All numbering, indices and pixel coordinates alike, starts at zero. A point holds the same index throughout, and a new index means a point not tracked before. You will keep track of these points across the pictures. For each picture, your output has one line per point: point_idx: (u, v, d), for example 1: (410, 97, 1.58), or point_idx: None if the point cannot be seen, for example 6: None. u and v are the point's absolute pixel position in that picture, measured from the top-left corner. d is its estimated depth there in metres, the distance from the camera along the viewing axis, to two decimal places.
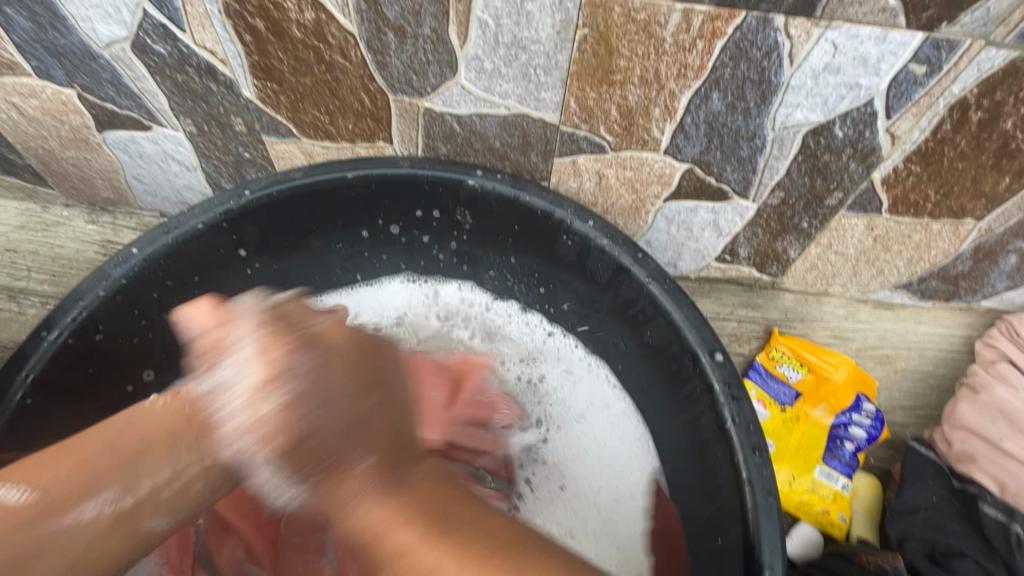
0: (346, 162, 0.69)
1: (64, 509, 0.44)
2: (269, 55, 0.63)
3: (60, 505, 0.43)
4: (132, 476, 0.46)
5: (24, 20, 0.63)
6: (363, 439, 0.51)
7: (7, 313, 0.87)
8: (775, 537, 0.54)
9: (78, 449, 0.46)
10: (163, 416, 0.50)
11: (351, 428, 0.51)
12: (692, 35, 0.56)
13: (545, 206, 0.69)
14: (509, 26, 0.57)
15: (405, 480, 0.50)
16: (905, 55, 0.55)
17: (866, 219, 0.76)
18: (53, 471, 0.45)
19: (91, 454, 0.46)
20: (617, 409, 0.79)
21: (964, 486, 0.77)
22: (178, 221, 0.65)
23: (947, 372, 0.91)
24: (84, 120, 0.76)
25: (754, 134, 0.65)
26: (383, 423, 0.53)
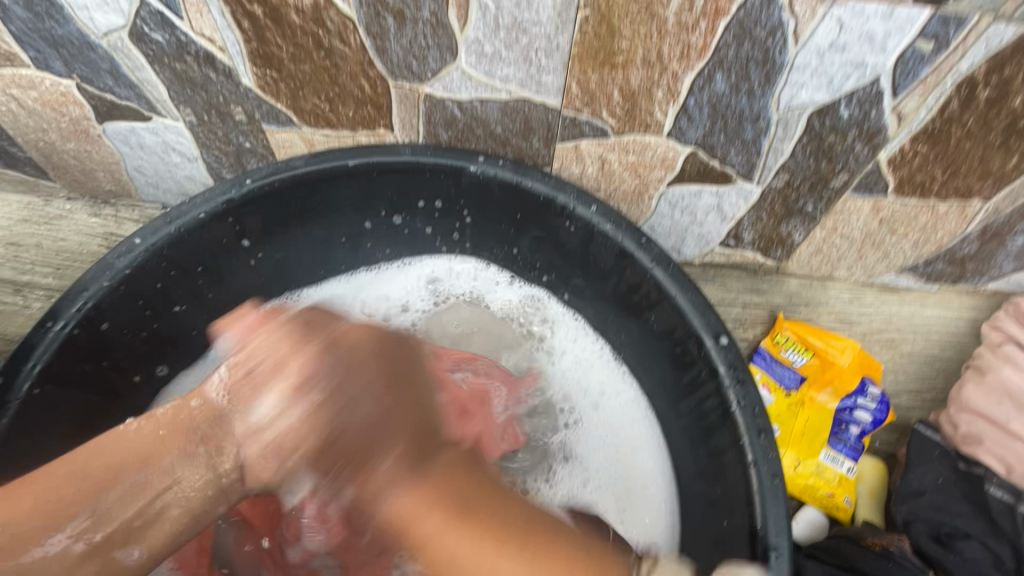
0: (347, 150, 0.69)
1: (36, 539, 0.44)
2: (268, 42, 0.63)
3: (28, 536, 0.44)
4: (103, 505, 0.46)
5: (22, 10, 0.63)
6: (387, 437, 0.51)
7: (11, 307, 0.88)
8: (781, 518, 0.55)
9: (42, 478, 0.46)
10: (138, 440, 0.49)
11: (374, 424, 0.51)
12: (695, 14, 0.55)
13: (548, 191, 0.69)
14: (509, 8, 0.56)
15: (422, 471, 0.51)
16: (912, 32, 0.54)
17: (872, 201, 0.75)
18: (17, 500, 0.45)
19: (53, 481, 0.46)
20: (627, 398, 0.78)
21: (969, 469, 0.77)
22: (180, 211, 0.65)
23: (953, 355, 0.90)
24: (83, 111, 0.75)
25: (758, 115, 0.65)
26: (408, 412, 0.54)
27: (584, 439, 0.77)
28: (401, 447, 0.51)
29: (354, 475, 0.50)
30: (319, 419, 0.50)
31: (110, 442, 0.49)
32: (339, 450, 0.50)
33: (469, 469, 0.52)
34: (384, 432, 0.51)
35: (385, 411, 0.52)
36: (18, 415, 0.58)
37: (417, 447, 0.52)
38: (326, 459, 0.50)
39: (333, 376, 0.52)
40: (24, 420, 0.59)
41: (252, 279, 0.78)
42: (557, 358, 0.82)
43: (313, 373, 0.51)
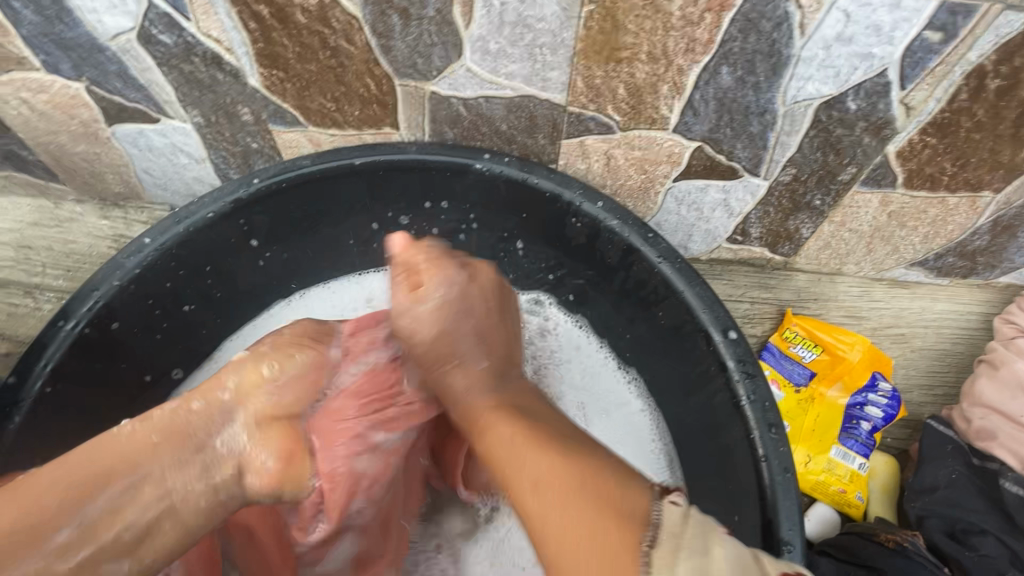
0: (353, 148, 0.69)
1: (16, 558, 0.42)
2: (274, 42, 0.63)
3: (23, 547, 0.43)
4: (110, 512, 0.46)
5: (32, 14, 0.63)
6: (474, 335, 0.60)
7: (24, 308, 0.88)
8: (793, 513, 0.54)
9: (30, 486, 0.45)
10: (130, 444, 0.49)
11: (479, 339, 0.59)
12: (701, 8, 0.55)
13: (554, 188, 0.69)
14: (514, 5, 0.56)
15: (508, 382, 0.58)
16: (920, 22, 0.54)
17: (880, 194, 0.75)
18: (7, 509, 0.44)
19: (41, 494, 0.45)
20: (639, 403, 0.79)
21: (983, 464, 0.77)
22: (189, 211, 0.66)
23: (965, 349, 0.89)
24: (93, 114, 0.76)
25: (765, 109, 0.64)
26: (504, 336, 0.62)
27: None
28: (491, 358, 0.59)
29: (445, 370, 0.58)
30: (443, 317, 0.59)
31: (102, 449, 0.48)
32: (438, 349, 0.59)
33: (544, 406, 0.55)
34: (483, 345, 0.59)
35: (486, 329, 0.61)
36: (31, 415, 0.59)
37: (504, 365, 0.59)
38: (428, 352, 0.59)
39: (455, 290, 0.61)
40: (37, 419, 0.59)
41: (260, 278, 0.78)
42: (566, 363, 0.82)
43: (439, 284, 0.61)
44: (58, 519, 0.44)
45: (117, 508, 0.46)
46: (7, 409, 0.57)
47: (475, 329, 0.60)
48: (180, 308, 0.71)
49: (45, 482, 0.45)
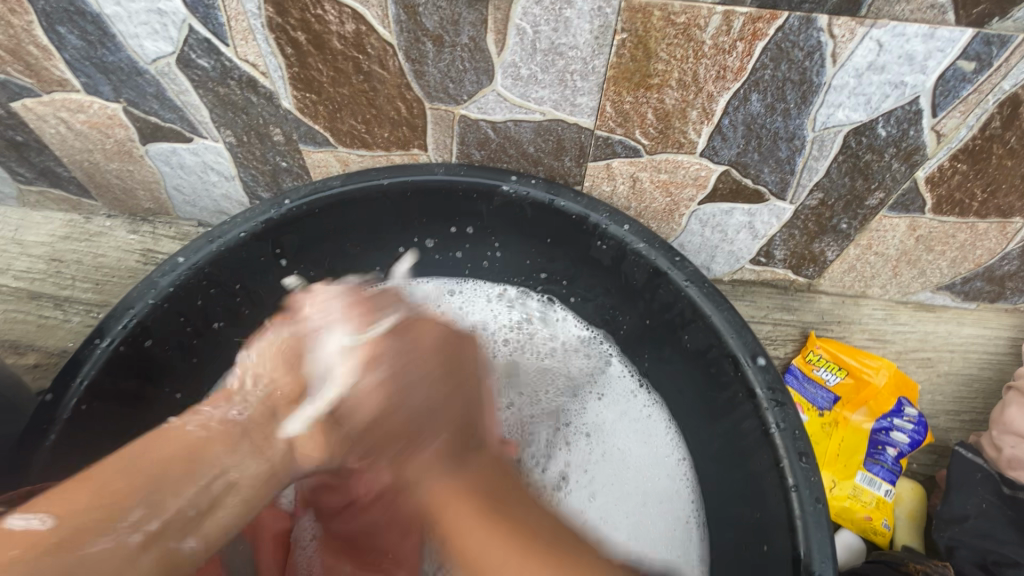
0: (383, 170, 0.70)
1: (88, 536, 0.39)
2: (309, 66, 0.64)
3: (84, 531, 0.39)
4: (155, 496, 0.43)
5: (76, 38, 0.65)
6: (435, 425, 0.52)
7: (53, 321, 0.89)
8: (825, 545, 0.53)
9: (95, 475, 0.43)
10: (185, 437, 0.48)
11: (432, 409, 0.53)
12: (733, 37, 0.55)
13: (580, 210, 0.69)
14: (547, 33, 0.57)
15: (472, 459, 0.52)
16: (954, 52, 0.54)
17: (908, 219, 0.74)
18: (75, 494, 0.41)
19: (110, 479, 0.43)
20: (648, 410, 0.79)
21: (1014, 493, 0.75)
22: (222, 231, 0.67)
23: (993, 375, 0.88)
24: (128, 133, 0.78)
25: (794, 135, 0.65)
26: (452, 408, 0.54)
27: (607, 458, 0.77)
28: (444, 435, 0.52)
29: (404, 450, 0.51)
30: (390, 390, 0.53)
31: (162, 442, 0.47)
32: (393, 425, 0.52)
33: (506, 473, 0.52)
34: (435, 418, 0.52)
35: (440, 400, 0.53)
36: (66, 432, 0.59)
37: (457, 439, 0.52)
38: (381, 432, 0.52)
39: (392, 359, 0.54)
40: (71, 436, 0.60)
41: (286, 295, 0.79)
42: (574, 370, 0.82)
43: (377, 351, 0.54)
44: (125, 498, 0.42)
45: (161, 492, 0.43)
46: (42, 426, 0.58)
47: (427, 401, 0.53)
48: (209, 326, 0.72)
49: (101, 478, 0.43)
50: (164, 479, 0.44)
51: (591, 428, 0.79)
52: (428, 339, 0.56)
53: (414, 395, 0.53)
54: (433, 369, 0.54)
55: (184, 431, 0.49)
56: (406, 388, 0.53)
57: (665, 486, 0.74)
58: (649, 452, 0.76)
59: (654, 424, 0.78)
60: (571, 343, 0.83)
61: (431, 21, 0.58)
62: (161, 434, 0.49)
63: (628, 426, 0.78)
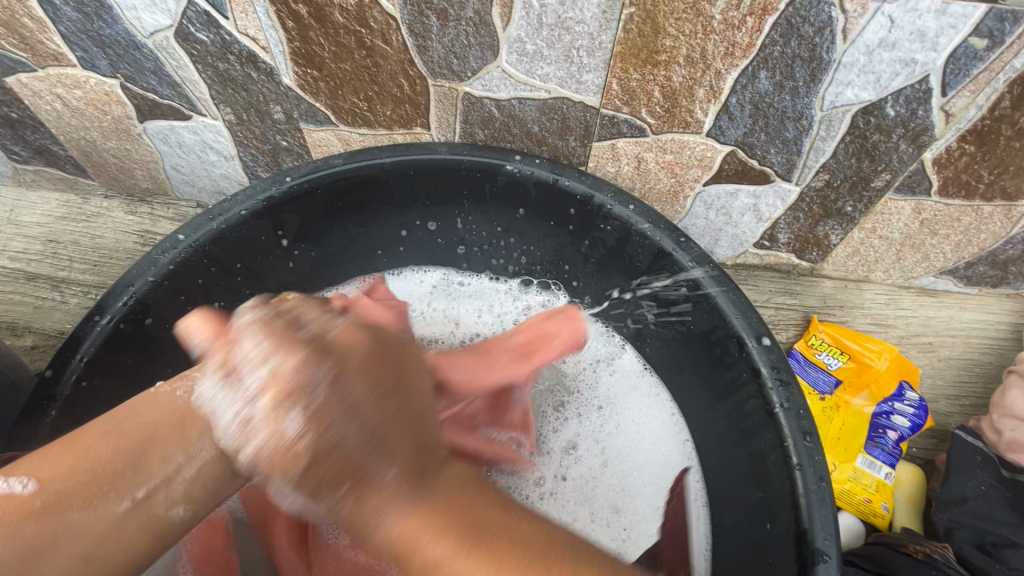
0: (385, 148, 0.69)
1: (66, 505, 0.40)
2: (310, 41, 0.63)
3: (63, 498, 0.40)
4: (142, 466, 0.43)
5: (71, 11, 0.64)
6: (387, 445, 0.41)
7: (50, 302, 0.88)
8: (828, 522, 0.53)
9: (82, 444, 0.43)
10: (174, 402, 0.46)
11: (376, 436, 0.41)
12: (743, 12, 0.54)
13: (585, 190, 0.69)
14: (554, 6, 0.56)
15: (429, 483, 0.43)
16: (966, 29, 0.53)
17: (913, 202, 0.74)
18: (58, 459, 0.42)
19: (93, 445, 0.43)
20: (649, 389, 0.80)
21: (1013, 476, 0.76)
22: (222, 208, 0.66)
23: (994, 360, 0.88)
24: (125, 110, 0.77)
25: (801, 114, 0.64)
26: (409, 424, 0.43)
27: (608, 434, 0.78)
28: (402, 457, 0.42)
29: (349, 492, 0.40)
30: (319, 416, 0.39)
31: (148, 408, 0.46)
32: (333, 464, 0.39)
33: (480, 481, 0.46)
34: (382, 443, 0.41)
35: (382, 423, 0.42)
36: (67, 409, 0.59)
37: (419, 456, 0.43)
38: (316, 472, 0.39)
39: (323, 386, 0.39)
40: (72, 413, 0.60)
41: (288, 275, 0.78)
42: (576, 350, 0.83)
43: (300, 378, 0.39)
44: (107, 466, 0.42)
45: (148, 461, 0.43)
46: (42, 403, 0.58)
47: (366, 427, 0.40)
48: (210, 306, 0.72)
49: (89, 443, 0.43)
50: (152, 443, 0.44)
51: (599, 401, 0.80)
52: (335, 321, 0.44)
53: (350, 424, 0.40)
54: (375, 363, 0.43)
55: (172, 397, 0.46)
56: (345, 417, 0.40)
57: (670, 466, 0.75)
58: (650, 429, 0.78)
59: (661, 405, 0.79)
60: (588, 327, 0.83)
61: None
62: (151, 399, 0.47)
63: (628, 404, 0.80)
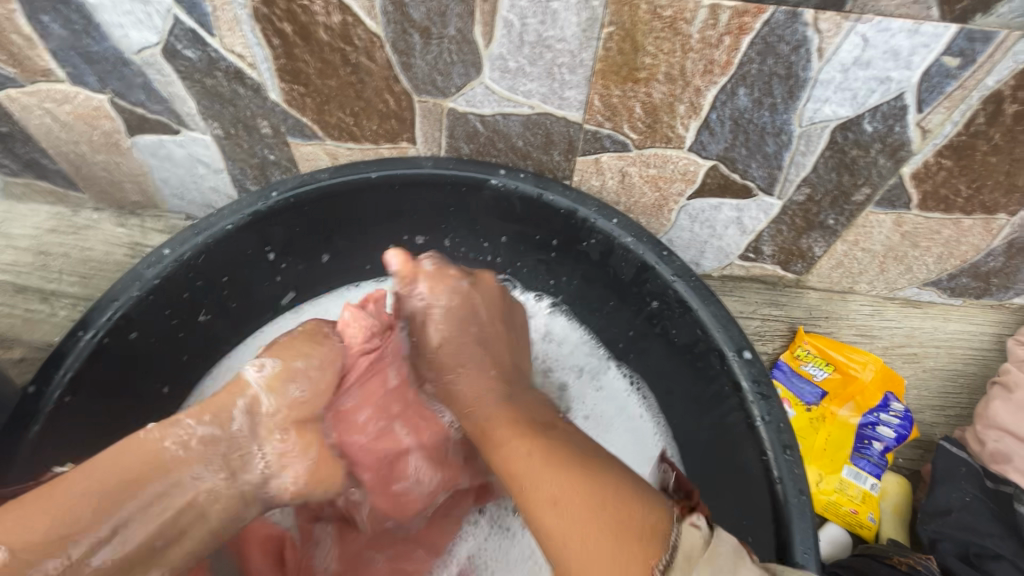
0: (371, 163, 0.70)
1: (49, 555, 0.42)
2: (296, 58, 0.64)
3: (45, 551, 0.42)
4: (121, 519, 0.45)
5: (59, 28, 0.65)
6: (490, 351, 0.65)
7: (39, 315, 0.88)
8: (808, 536, 0.54)
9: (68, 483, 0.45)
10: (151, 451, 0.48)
11: (485, 341, 0.65)
12: (719, 31, 0.55)
13: (568, 204, 0.69)
14: (534, 25, 0.57)
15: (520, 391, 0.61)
16: (938, 48, 0.54)
17: (894, 215, 0.75)
18: (34, 514, 0.43)
19: (72, 501, 0.44)
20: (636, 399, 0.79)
21: (997, 487, 0.76)
22: (208, 223, 0.66)
23: (978, 371, 0.89)
24: (114, 125, 0.77)
25: (781, 130, 0.65)
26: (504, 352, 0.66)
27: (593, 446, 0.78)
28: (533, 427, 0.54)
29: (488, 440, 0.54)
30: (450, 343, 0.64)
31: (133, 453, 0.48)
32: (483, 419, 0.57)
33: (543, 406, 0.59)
34: (488, 347, 0.65)
35: (486, 336, 0.66)
36: (49, 424, 0.59)
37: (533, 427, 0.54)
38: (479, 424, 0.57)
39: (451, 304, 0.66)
40: (55, 427, 0.60)
41: (276, 288, 0.79)
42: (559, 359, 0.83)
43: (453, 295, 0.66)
44: (89, 521, 0.44)
45: (127, 517, 0.45)
46: (25, 419, 0.57)
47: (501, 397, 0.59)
48: (195, 319, 0.72)
49: (67, 495, 0.44)
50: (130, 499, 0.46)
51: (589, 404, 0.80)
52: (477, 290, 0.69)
53: (484, 365, 0.63)
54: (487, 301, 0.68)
55: (156, 447, 0.48)
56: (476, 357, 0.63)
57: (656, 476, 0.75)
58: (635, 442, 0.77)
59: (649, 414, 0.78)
60: (574, 336, 0.84)
61: (418, 13, 0.58)
62: (135, 442, 0.48)
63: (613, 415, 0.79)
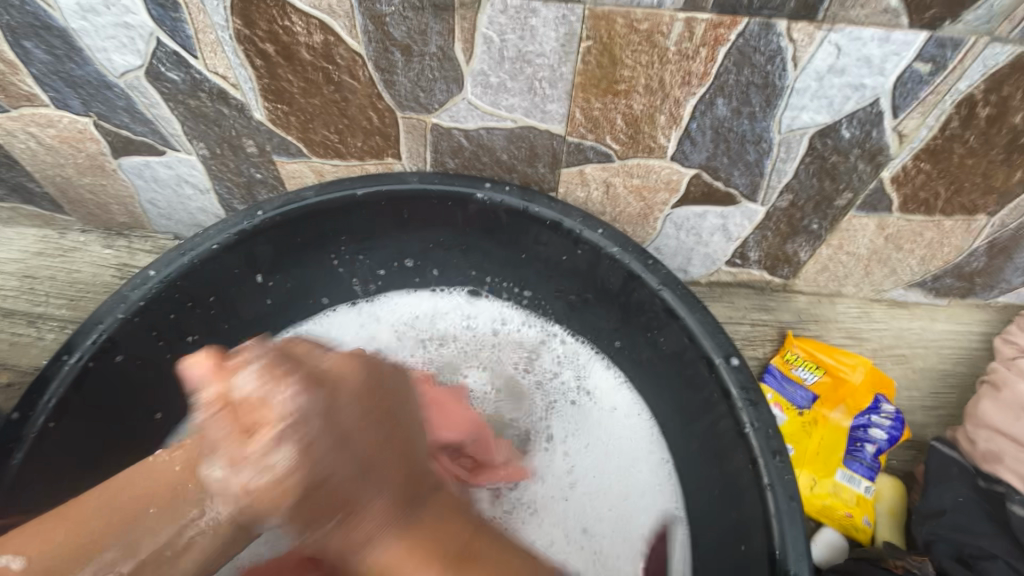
0: (356, 179, 0.70)
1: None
2: (279, 78, 0.65)
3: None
4: (132, 538, 0.46)
5: (42, 53, 0.65)
6: (382, 471, 0.45)
7: (26, 338, 0.88)
8: (800, 542, 0.54)
9: (74, 513, 0.47)
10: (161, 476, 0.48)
11: (368, 464, 0.44)
12: (696, 43, 0.56)
13: (554, 216, 0.70)
14: (514, 41, 0.58)
15: (416, 515, 0.47)
16: (909, 54, 0.55)
17: (877, 218, 0.75)
18: (53, 531, 0.45)
19: (87, 517, 0.46)
20: (626, 410, 0.79)
21: (990, 486, 0.75)
22: (193, 243, 0.67)
23: (967, 370, 0.89)
24: (99, 147, 0.78)
25: (760, 138, 0.66)
26: (393, 449, 0.46)
27: (579, 439, 0.78)
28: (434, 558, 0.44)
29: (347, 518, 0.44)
30: (313, 453, 0.40)
31: (144, 477, 0.49)
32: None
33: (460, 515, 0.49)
34: (375, 473, 0.45)
35: (362, 445, 0.44)
36: (33, 450, 0.58)
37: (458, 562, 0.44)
38: (311, 504, 0.42)
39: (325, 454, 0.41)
40: (37, 455, 0.59)
41: (264, 308, 0.79)
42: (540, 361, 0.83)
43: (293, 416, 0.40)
44: (101, 538, 0.45)
45: (137, 535, 0.46)
46: (10, 445, 0.57)
47: (354, 461, 0.43)
48: (183, 339, 0.72)
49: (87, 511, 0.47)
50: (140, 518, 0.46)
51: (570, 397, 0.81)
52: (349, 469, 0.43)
53: (340, 459, 0.42)
54: (356, 398, 0.44)
55: (167, 469, 0.49)
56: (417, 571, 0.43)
57: (642, 478, 0.75)
58: (623, 447, 0.77)
59: (639, 425, 0.78)
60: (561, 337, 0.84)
61: (399, 31, 0.59)
62: (146, 467, 0.50)
63: (598, 422, 0.79)
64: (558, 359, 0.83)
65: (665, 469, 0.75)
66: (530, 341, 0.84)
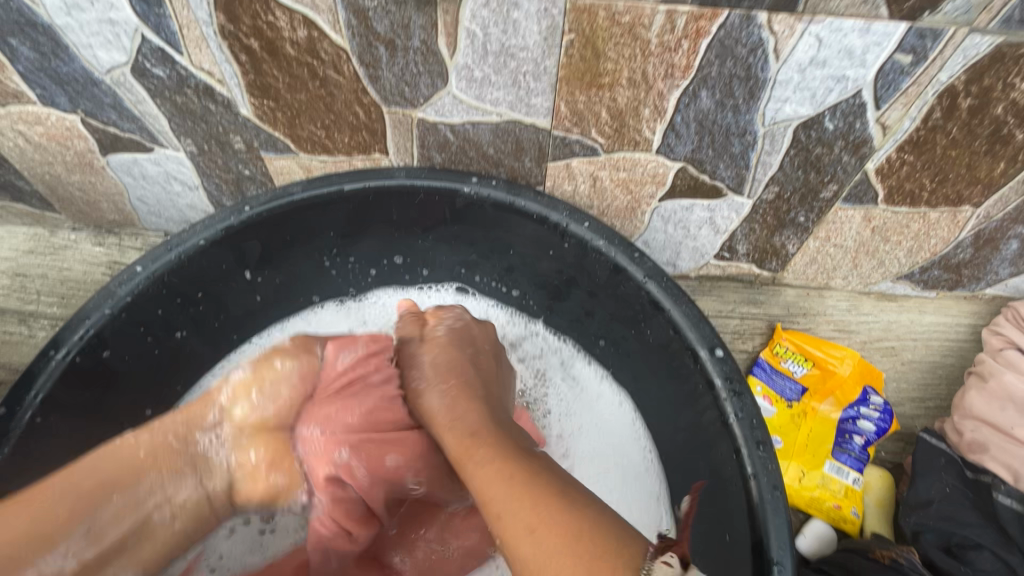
0: (343, 174, 0.70)
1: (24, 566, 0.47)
2: (264, 73, 0.65)
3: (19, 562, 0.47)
4: (93, 520, 0.50)
5: (28, 50, 0.65)
6: (458, 393, 0.62)
7: (17, 336, 0.88)
8: (783, 532, 0.54)
9: (39, 497, 0.50)
10: (120, 456, 0.54)
11: (453, 405, 0.61)
12: (677, 35, 0.57)
13: (540, 209, 0.70)
14: (497, 35, 0.58)
15: (486, 435, 0.57)
16: (890, 46, 0.55)
17: (863, 210, 0.76)
18: (16, 516, 0.48)
19: (52, 501, 0.50)
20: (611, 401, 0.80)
21: (977, 477, 0.76)
22: (180, 239, 0.67)
23: (955, 362, 0.90)
24: (88, 145, 0.78)
25: (745, 130, 0.66)
26: (472, 408, 0.60)
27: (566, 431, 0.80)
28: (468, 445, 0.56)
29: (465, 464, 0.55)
30: (446, 375, 0.64)
31: (105, 459, 0.54)
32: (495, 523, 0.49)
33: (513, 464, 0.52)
34: (462, 407, 0.61)
35: (455, 396, 0.62)
36: (20, 446, 0.59)
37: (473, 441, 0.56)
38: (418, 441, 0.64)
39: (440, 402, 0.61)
40: (24, 451, 0.59)
41: (253, 304, 0.79)
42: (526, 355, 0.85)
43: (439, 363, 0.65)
44: (66, 522, 0.49)
45: (97, 520, 0.51)
46: None
47: (476, 409, 0.60)
48: (171, 335, 0.72)
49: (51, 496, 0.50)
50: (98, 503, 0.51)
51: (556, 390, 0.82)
52: (440, 404, 0.62)
53: (471, 415, 0.59)
54: (448, 364, 0.65)
55: (124, 454, 0.54)
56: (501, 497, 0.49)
57: (628, 467, 0.76)
58: (608, 436, 0.78)
59: (623, 414, 0.79)
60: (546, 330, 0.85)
61: (382, 26, 0.59)
62: (110, 450, 0.54)
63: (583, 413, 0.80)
64: (544, 352, 0.84)
65: (649, 459, 0.76)
66: (515, 335, 0.85)
